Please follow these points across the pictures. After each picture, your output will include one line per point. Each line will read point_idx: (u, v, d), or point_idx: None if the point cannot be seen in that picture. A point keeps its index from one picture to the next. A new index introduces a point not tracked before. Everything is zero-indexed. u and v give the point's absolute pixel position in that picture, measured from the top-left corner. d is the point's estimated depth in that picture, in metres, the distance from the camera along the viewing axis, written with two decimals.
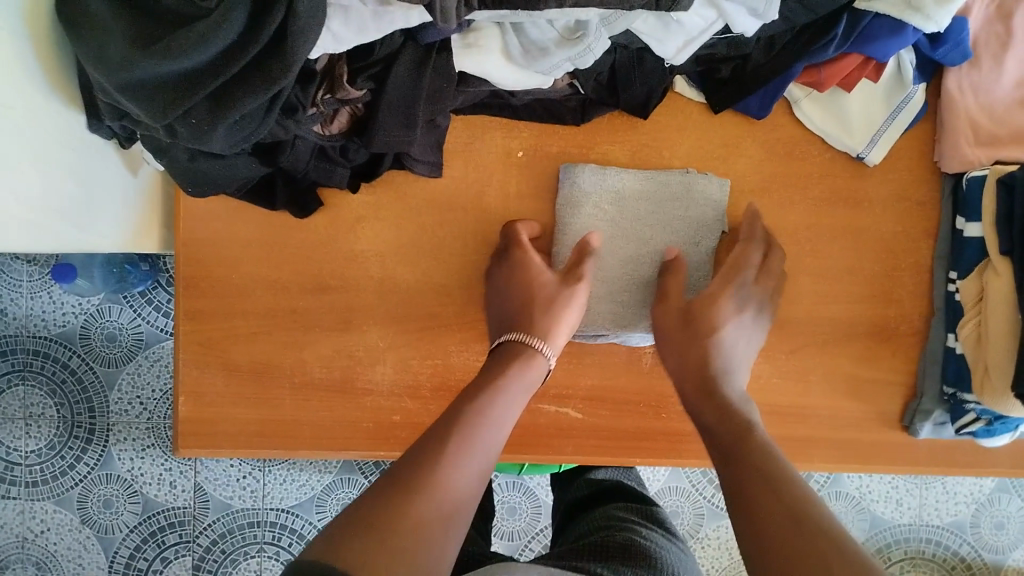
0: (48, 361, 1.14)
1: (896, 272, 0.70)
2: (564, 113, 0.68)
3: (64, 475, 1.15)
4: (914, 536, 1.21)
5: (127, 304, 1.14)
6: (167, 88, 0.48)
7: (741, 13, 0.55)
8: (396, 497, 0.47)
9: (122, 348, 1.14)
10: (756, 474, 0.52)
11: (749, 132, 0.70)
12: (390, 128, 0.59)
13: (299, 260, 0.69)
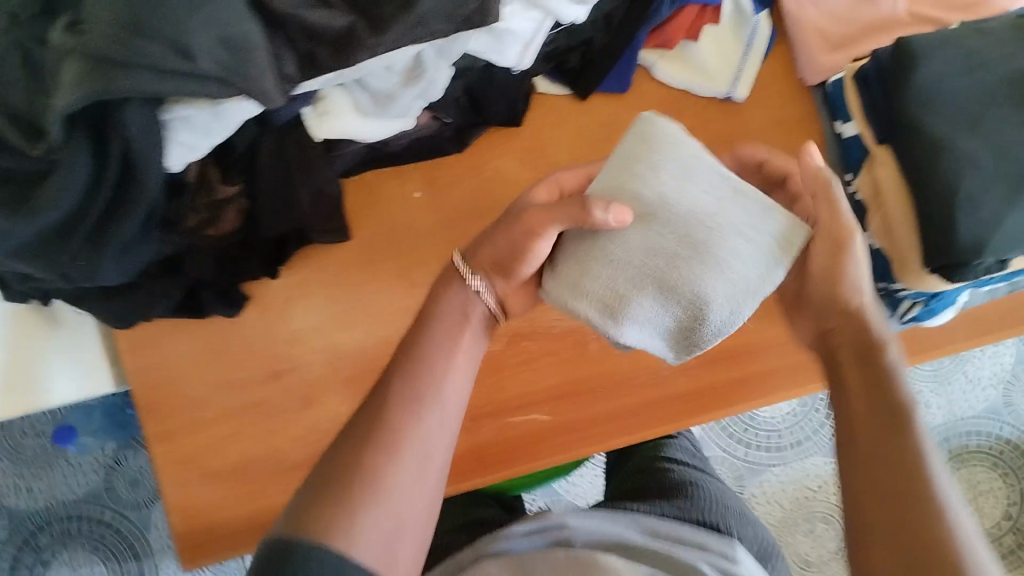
0: (84, 522, 1.17)
1: None
2: (443, 146, 0.70)
3: None
4: (953, 433, 1.21)
5: (139, 445, 1.17)
6: (48, 241, 0.51)
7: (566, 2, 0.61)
8: (351, 454, 0.52)
9: (147, 488, 1.18)
10: (914, 427, 0.51)
11: (622, 108, 0.72)
12: (271, 214, 0.62)
13: (244, 356, 0.72)
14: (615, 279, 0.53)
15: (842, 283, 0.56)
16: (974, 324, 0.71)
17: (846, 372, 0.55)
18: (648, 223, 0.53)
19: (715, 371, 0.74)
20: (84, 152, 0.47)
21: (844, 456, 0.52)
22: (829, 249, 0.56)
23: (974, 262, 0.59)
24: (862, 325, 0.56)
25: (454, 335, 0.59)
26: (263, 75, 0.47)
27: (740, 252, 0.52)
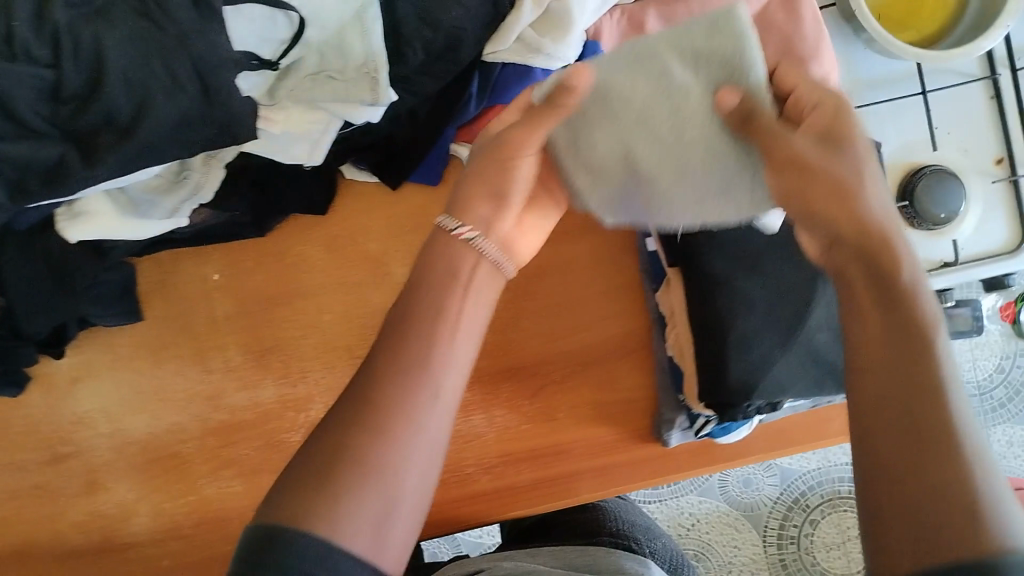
0: None
1: (612, 293, 0.71)
2: (239, 230, 0.67)
3: None
4: (827, 479, 1.26)
5: None
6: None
7: (351, 108, 0.59)
8: (304, 456, 0.49)
9: None
10: (916, 392, 0.42)
11: (434, 199, 0.70)
12: (30, 311, 0.62)
13: (29, 438, 0.70)
14: (626, 129, 0.51)
15: (872, 225, 0.46)
16: (773, 437, 0.72)
17: (856, 299, 0.46)
18: (665, 77, 0.50)
19: (520, 471, 0.71)
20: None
21: (857, 370, 0.44)
22: (817, 138, 0.49)
23: (742, 404, 0.59)
24: (880, 245, 0.46)
25: (457, 275, 0.56)
26: None
27: (713, 169, 0.51)
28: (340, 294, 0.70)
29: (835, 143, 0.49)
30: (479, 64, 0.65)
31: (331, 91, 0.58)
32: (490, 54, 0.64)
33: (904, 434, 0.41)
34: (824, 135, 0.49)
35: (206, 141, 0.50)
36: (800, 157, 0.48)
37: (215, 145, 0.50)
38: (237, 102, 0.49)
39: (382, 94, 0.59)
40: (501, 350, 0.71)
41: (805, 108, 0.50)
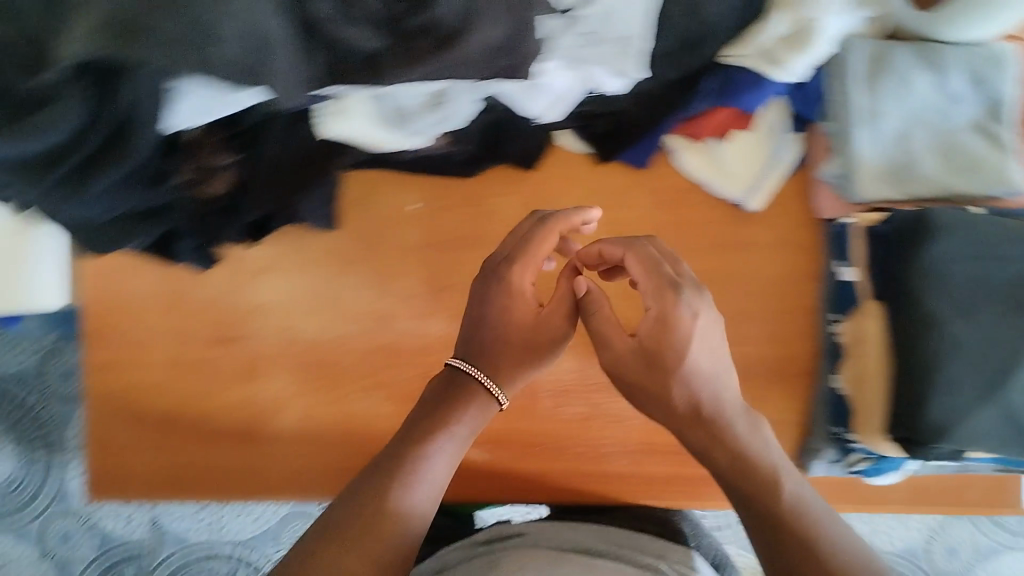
0: None
1: (783, 315, 0.72)
2: (448, 165, 0.68)
3: None
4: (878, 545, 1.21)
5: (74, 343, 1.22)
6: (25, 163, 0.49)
7: (607, 76, 0.61)
8: (343, 514, 0.51)
9: None
10: (766, 512, 0.50)
11: (636, 182, 0.71)
12: (265, 191, 0.61)
13: (201, 315, 0.72)
14: (905, 113, 0.66)
15: (668, 347, 0.54)
16: (913, 491, 0.72)
17: (699, 439, 0.53)
18: (948, 82, 0.65)
19: (653, 464, 0.73)
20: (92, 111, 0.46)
21: (783, 530, 0.48)
22: (658, 318, 0.55)
23: (934, 445, 0.60)
24: (665, 368, 0.54)
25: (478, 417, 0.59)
26: (280, 76, 0.45)
27: (944, 153, 0.67)
28: None
29: (654, 293, 0.56)
30: (718, 63, 0.64)
31: (592, 53, 0.58)
32: (728, 56, 0.63)
33: (772, 533, 0.49)
34: (660, 287, 0.56)
35: (505, 69, 0.50)
36: (656, 328, 0.55)
37: (511, 76, 0.51)
38: (525, 48, 0.49)
39: (638, 70, 0.59)
40: None
41: (638, 273, 0.58)
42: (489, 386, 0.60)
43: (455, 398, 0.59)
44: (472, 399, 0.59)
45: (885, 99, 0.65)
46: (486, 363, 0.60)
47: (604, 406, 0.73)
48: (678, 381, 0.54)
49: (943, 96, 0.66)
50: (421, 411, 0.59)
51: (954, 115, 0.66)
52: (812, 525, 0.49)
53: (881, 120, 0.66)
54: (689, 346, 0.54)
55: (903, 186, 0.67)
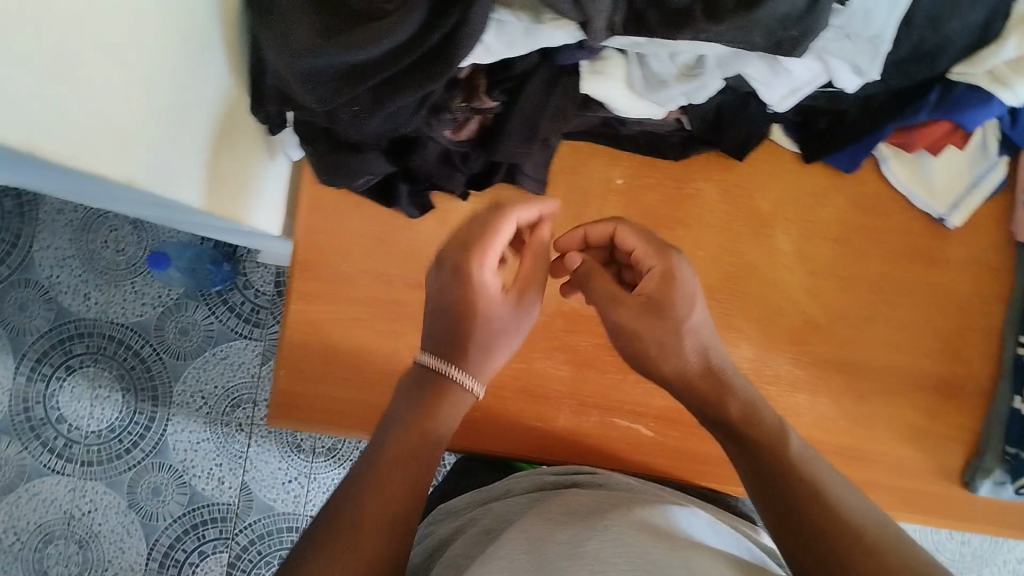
0: (121, 347, 1.24)
1: (964, 331, 0.74)
2: (664, 146, 0.73)
3: (119, 459, 1.22)
4: None
5: (203, 303, 1.26)
6: (331, 81, 0.55)
7: (847, 70, 0.62)
8: (350, 492, 0.48)
9: (194, 342, 1.25)
10: (784, 470, 0.53)
11: (837, 187, 0.74)
12: (514, 140, 0.65)
13: (405, 261, 0.76)
14: None
15: (667, 301, 0.59)
16: None
17: (699, 398, 0.59)
18: None
19: None
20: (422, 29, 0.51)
21: (785, 472, 0.53)
22: (659, 274, 0.60)
23: None
24: (644, 322, 0.59)
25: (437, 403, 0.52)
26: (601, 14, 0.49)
27: None
28: (723, 235, 0.74)
29: (654, 251, 0.61)
30: (944, 77, 0.66)
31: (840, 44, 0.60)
32: (959, 73, 0.65)
33: (775, 475, 0.53)
34: (662, 244, 0.60)
35: (783, 40, 0.52)
36: (661, 281, 0.59)
37: (783, 50, 0.53)
38: (812, 29, 0.52)
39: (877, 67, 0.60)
40: (846, 346, 0.73)
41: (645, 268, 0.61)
42: (455, 376, 0.54)
43: (427, 391, 0.53)
44: (447, 381, 0.53)
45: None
46: (454, 351, 0.54)
47: None
48: (689, 333, 0.58)
49: None
50: (410, 380, 0.54)
51: None
52: (807, 465, 0.53)
53: None
54: (695, 301, 0.59)
55: None
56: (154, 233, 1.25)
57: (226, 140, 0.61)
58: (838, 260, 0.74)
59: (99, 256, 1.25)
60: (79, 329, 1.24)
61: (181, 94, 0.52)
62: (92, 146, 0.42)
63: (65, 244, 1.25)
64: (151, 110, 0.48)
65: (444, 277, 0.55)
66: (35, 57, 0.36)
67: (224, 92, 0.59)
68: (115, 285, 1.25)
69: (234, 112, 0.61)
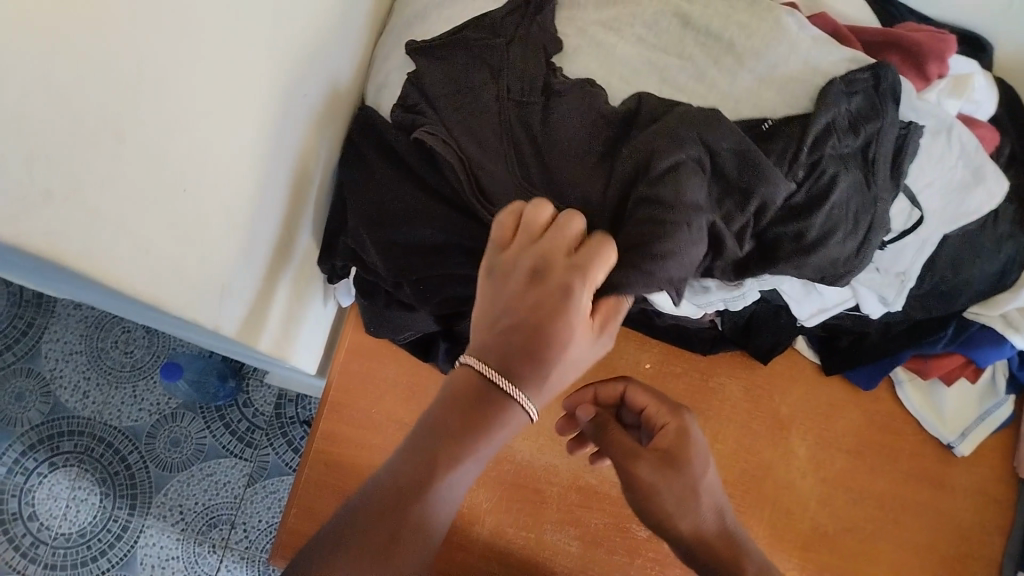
0: (109, 450, 1.23)
1: (968, 558, 0.74)
2: (694, 340, 0.77)
3: (82, 567, 1.18)
4: None
5: (200, 417, 1.26)
6: (404, 253, 0.59)
7: (872, 299, 0.66)
8: (340, 533, 0.42)
9: (183, 455, 1.24)
10: None
11: (852, 400, 0.77)
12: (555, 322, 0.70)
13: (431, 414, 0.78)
14: None
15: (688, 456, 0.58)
16: None
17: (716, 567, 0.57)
18: None
19: None
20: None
21: None
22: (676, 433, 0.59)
23: None
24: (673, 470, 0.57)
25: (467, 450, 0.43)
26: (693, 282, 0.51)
27: None
28: (739, 432, 0.76)
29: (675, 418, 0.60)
30: (960, 315, 0.72)
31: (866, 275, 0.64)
32: (975, 312, 0.71)
33: None
34: (677, 405, 0.61)
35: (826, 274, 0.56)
36: (676, 439, 0.59)
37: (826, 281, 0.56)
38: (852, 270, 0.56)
39: (900, 301, 0.65)
40: (851, 558, 0.74)
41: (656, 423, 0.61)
42: (517, 397, 0.42)
43: (479, 415, 0.43)
44: (501, 398, 0.43)
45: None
46: (520, 368, 0.42)
47: None
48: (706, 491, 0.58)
49: None
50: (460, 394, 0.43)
51: None
52: None
53: None
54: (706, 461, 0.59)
55: None
56: (166, 341, 1.27)
57: (293, 290, 0.65)
58: (847, 470, 0.76)
59: (107, 356, 1.26)
60: (70, 427, 1.23)
61: (269, 247, 0.57)
62: (182, 283, 0.43)
63: (75, 340, 1.26)
64: (247, 262, 0.52)
65: (510, 282, 0.43)
66: (166, 207, 0.40)
67: (301, 241, 0.64)
68: (117, 387, 1.25)
69: (303, 265, 0.66)
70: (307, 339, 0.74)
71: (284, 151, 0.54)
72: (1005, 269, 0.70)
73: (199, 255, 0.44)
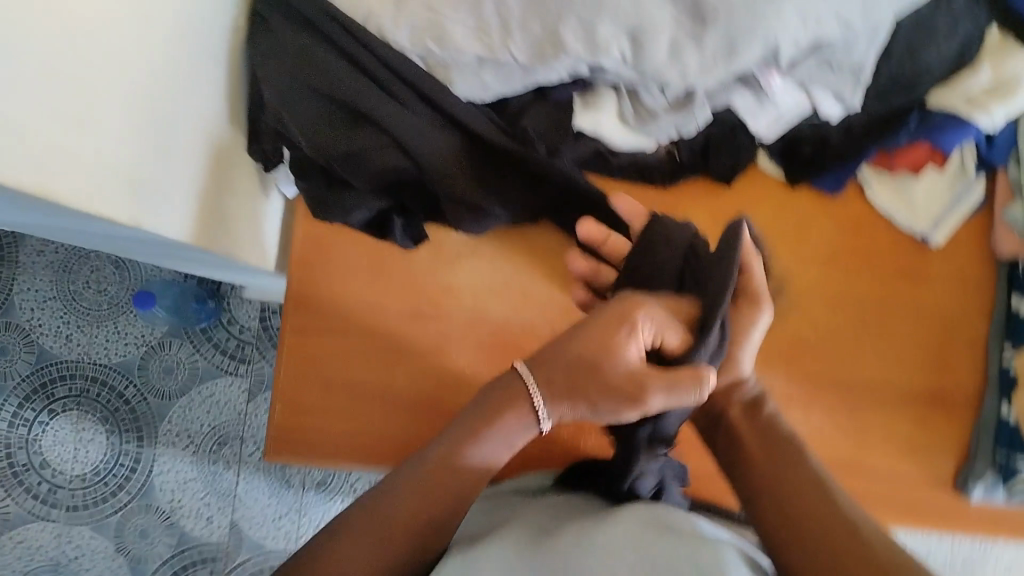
0: (104, 388, 1.22)
1: (952, 344, 0.75)
2: (655, 175, 0.73)
3: (105, 502, 1.19)
4: None
5: (188, 341, 1.25)
6: (333, 123, 0.58)
7: (828, 100, 0.63)
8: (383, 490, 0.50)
9: (178, 381, 1.24)
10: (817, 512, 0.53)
11: (820, 208, 0.76)
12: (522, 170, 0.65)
13: (400, 292, 0.76)
14: None
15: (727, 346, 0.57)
16: None
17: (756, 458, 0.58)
18: None
19: None
20: (448, 128, 0.60)
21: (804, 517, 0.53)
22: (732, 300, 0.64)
23: None
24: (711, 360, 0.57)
25: (515, 424, 0.54)
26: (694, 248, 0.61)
27: None
28: None
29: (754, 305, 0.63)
30: (922, 103, 0.69)
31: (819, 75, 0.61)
32: (937, 100, 0.68)
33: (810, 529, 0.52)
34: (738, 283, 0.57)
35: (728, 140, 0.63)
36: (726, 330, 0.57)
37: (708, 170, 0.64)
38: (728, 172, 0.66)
39: (859, 98, 0.62)
40: (835, 363, 0.74)
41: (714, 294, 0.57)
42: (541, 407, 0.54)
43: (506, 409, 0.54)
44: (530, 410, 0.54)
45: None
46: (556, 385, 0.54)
47: None
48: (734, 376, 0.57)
49: None
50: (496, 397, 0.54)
51: None
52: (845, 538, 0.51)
53: None
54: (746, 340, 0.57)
55: None
56: (136, 273, 1.24)
57: (224, 184, 0.61)
58: (823, 279, 0.75)
59: (81, 297, 1.23)
60: (61, 373, 1.21)
61: (185, 137, 0.53)
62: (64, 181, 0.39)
63: (46, 286, 1.23)
64: (156, 154, 0.49)
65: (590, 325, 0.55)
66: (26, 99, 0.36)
67: (222, 129, 0.60)
68: (98, 326, 1.23)
69: (232, 156, 0.62)
70: (253, 235, 0.71)
71: (181, 31, 0.50)
72: (965, 47, 0.66)
73: (88, 150, 0.41)
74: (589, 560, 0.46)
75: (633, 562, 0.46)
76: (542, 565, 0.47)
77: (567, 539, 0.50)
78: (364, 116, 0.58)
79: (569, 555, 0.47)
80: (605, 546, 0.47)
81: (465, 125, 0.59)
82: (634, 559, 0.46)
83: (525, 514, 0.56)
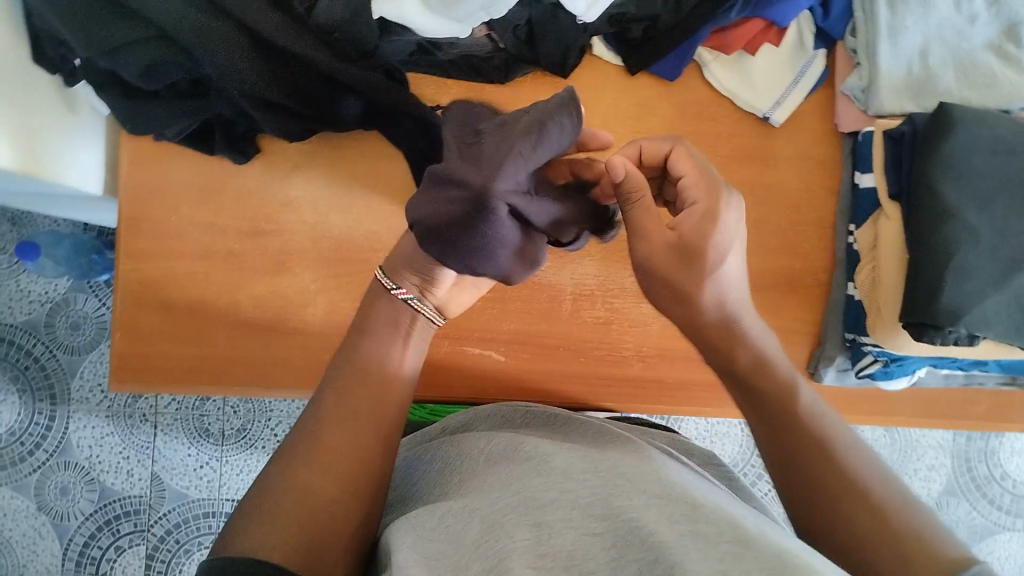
0: (11, 348, 1.14)
1: (804, 228, 0.74)
2: (490, 71, 0.71)
3: (22, 461, 1.14)
4: None
5: (92, 294, 1.16)
6: (88, 12, 0.54)
7: None
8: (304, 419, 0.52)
9: (87, 337, 1.16)
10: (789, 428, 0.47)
11: (665, 95, 0.74)
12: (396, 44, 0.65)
13: (236, 208, 0.73)
14: (912, 31, 0.69)
15: (676, 260, 0.49)
16: (920, 404, 0.76)
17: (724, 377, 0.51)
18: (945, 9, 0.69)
19: (667, 369, 0.76)
20: (222, 17, 0.57)
21: (780, 445, 0.47)
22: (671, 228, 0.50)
23: (947, 329, 0.62)
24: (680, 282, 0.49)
25: (382, 345, 0.56)
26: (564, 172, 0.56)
27: (960, 72, 0.69)
28: None
29: (675, 266, 0.49)
30: None
31: None
32: None
33: (782, 451, 0.47)
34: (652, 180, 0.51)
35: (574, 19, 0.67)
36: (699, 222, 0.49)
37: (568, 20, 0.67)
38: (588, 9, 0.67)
39: None
40: None
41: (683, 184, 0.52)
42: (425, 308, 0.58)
43: (391, 318, 0.58)
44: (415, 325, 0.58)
45: (904, 14, 0.69)
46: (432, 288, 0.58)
47: (624, 308, 0.76)
48: (710, 281, 0.48)
49: (952, 14, 0.69)
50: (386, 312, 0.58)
51: (965, 32, 0.69)
52: (828, 445, 0.46)
53: (904, 38, 0.69)
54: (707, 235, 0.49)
55: (922, 101, 0.70)
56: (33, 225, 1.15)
57: (13, 94, 0.59)
58: None
59: None
60: None
61: None
62: None
63: None
64: None
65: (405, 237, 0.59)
66: None
67: None
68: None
69: (14, 69, 0.60)
70: (71, 151, 0.68)
71: None
72: None
73: None
74: (545, 484, 0.42)
75: (592, 481, 0.42)
76: (502, 502, 0.42)
77: (516, 472, 0.46)
78: (127, 10, 0.55)
79: (524, 484, 0.43)
80: (564, 472, 0.43)
81: (242, 17, 0.57)
82: (595, 482, 0.42)
83: (471, 448, 0.53)
